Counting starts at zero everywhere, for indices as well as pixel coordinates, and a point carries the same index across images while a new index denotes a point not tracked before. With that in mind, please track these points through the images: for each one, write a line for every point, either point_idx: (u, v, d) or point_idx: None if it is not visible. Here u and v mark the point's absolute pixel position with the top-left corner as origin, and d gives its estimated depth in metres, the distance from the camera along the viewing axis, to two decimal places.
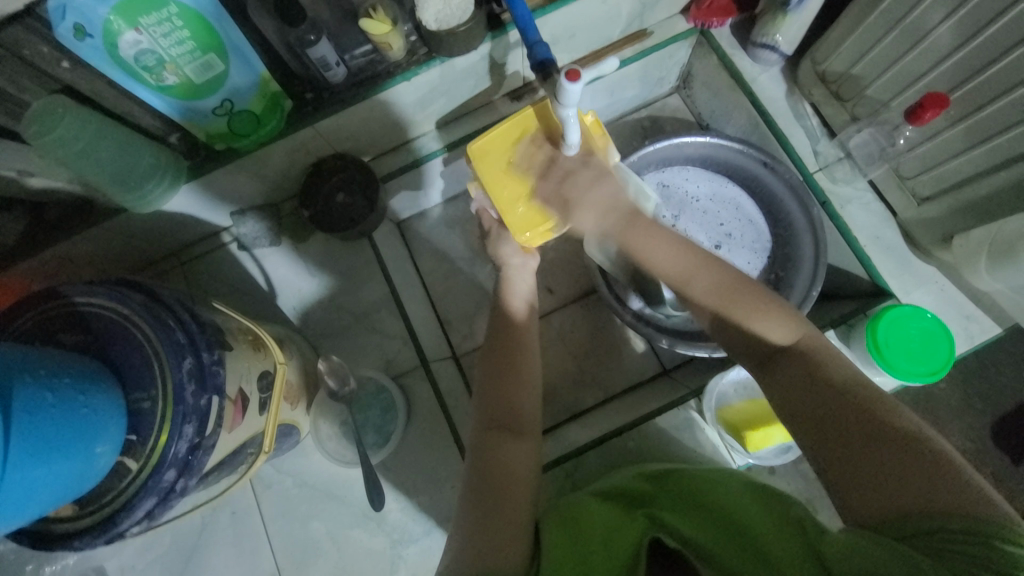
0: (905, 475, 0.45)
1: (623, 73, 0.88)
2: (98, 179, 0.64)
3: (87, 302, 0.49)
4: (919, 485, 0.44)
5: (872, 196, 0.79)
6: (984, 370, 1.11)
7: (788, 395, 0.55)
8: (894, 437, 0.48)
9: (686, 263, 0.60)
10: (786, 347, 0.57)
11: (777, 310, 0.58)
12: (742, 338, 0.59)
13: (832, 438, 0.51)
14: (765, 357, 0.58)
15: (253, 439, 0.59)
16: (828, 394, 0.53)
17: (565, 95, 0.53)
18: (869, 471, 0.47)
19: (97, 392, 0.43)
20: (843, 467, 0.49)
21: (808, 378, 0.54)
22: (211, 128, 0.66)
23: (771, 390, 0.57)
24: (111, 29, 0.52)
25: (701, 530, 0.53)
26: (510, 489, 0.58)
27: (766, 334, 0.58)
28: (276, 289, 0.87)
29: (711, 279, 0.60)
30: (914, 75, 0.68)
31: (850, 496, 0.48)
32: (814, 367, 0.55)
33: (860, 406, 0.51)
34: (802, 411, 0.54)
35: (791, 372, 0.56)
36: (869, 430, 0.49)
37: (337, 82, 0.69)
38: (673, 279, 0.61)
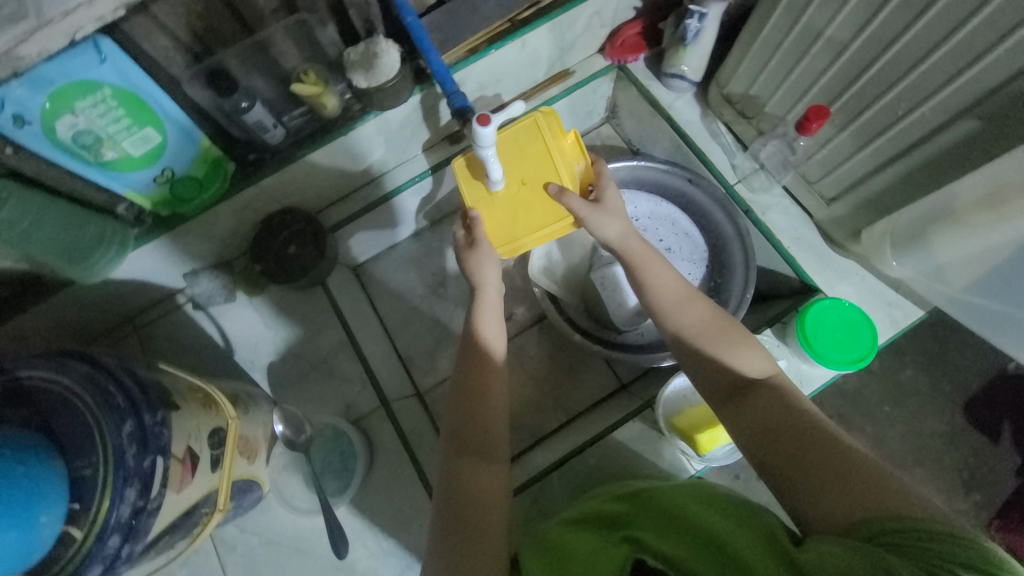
0: (862, 485, 0.46)
1: (551, 110, 0.95)
2: (46, 255, 0.66)
3: (31, 375, 0.50)
4: (875, 494, 0.45)
5: (788, 200, 0.85)
6: (932, 356, 1.16)
7: (751, 419, 0.57)
8: (845, 455, 0.49)
9: (674, 291, 0.67)
10: (755, 380, 0.59)
11: (752, 344, 0.62)
12: (715, 372, 0.62)
13: (789, 460, 0.51)
14: (735, 389, 0.60)
15: (207, 498, 0.59)
16: (787, 421, 0.54)
17: (479, 137, 0.59)
18: (829, 485, 0.48)
19: (35, 461, 0.44)
20: (805, 484, 0.49)
21: (771, 407, 0.56)
22: (152, 196, 0.70)
23: (739, 420, 0.58)
24: (48, 115, 0.55)
25: (673, 544, 0.52)
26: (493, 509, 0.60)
27: (740, 365, 0.61)
28: (234, 344, 0.87)
29: (699, 310, 0.66)
30: (801, 91, 0.76)
31: (814, 513, 0.48)
32: (781, 398, 0.57)
33: (815, 425, 0.53)
34: (762, 437, 0.55)
35: (758, 403, 0.57)
36: (823, 450, 0.50)
37: (276, 142, 0.74)
38: (664, 304, 0.67)
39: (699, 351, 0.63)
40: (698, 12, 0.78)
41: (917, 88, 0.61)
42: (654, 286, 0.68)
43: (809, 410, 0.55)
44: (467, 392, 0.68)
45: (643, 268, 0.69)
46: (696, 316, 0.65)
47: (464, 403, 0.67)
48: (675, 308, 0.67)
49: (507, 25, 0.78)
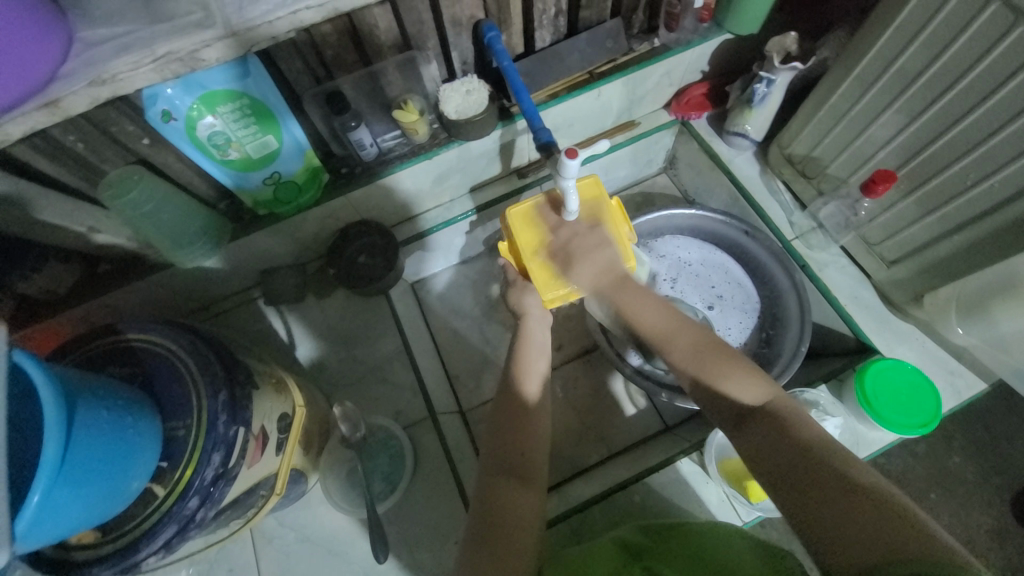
0: (874, 521, 0.41)
1: (615, 155, 1.01)
2: (156, 237, 0.73)
3: (139, 338, 0.55)
4: (886, 530, 0.40)
5: (847, 260, 0.88)
6: (994, 440, 1.10)
7: (761, 452, 0.51)
8: (857, 486, 0.44)
9: (668, 322, 0.64)
10: (757, 408, 0.55)
11: (746, 373, 0.57)
12: (716, 400, 0.58)
13: (794, 492, 0.47)
14: (735, 418, 0.56)
15: (267, 480, 0.61)
16: (794, 449, 0.50)
17: (565, 169, 0.63)
18: (848, 524, 0.42)
19: (141, 416, 0.48)
20: (818, 519, 0.44)
21: (777, 435, 0.51)
22: (258, 195, 0.77)
23: (741, 451, 0.54)
24: (192, 115, 0.63)
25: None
26: (525, 528, 0.58)
27: (739, 396, 0.57)
28: (295, 341, 0.92)
29: (689, 340, 0.62)
30: (865, 155, 0.79)
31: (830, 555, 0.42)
32: (783, 424, 0.52)
33: (824, 456, 0.48)
34: (766, 467, 0.51)
35: (759, 431, 0.53)
36: (831, 482, 0.45)
37: (369, 159, 0.81)
38: (655, 335, 0.64)
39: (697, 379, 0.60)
40: (766, 78, 0.83)
41: (985, 161, 0.64)
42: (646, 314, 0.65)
43: (821, 439, 0.50)
44: (509, 413, 0.68)
45: (632, 295, 0.65)
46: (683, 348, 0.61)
47: (511, 421, 0.67)
48: (665, 337, 0.63)
49: (586, 75, 0.85)
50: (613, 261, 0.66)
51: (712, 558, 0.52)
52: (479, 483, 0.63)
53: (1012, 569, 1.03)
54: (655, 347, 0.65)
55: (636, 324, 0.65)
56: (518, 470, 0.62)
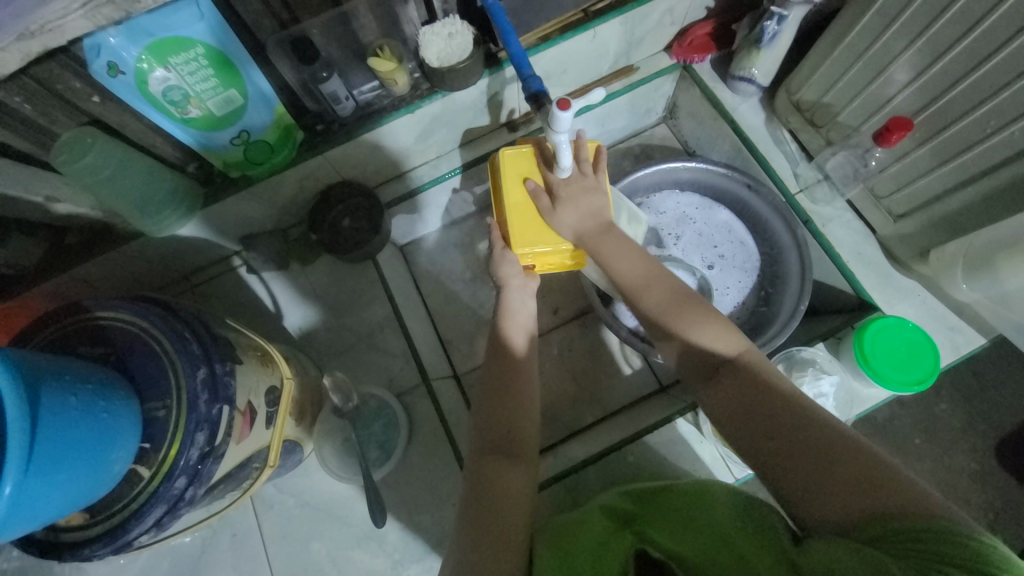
0: (849, 472, 0.44)
1: (611, 105, 0.95)
2: (121, 205, 0.68)
3: (109, 317, 0.52)
4: (862, 480, 0.43)
5: (850, 214, 0.84)
6: (984, 388, 1.11)
7: (740, 411, 0.53)
8: (827, 433, 0.47)
9: (640, 274, 0.64)
10: (729, 362, 0.56)
11: (717, 319, 0.59)
12: (689, 353, 0.59)
13: (776, 458, 0.48)
14: (705, 376, 0.57)
15: (259, 453, 0.61)
16: (768, 407, 0.51)
17: (557, 121, 0.58)
18: (821, 474, 0.45)
19: (116, 400, 0.46)
20: (795, 472, 0.47)
21: (754, 393, 0.53)
22: (228, 157, 0.71)
23: (721, 406, 0.55)
24: (142, 67, 0.56)
25: (679, 540, 0.51)
26: (510, 525, 0.55)
27: (712, 347, 0.58)
28: (281, 310, 0.89)
29: (661, 293, 0.63)
30: (880, 101, 0.74)
31: (810, 506, 0.45)
32: (756, 379, 0.54)
33: (800, 412, 0.50)
34: (752, 427, 0.51)
35: (733, 390, 0.54)
36: (805, 436, 0.48)
37: (345, 114, 0.75)
38: (631, 288, 0.64)
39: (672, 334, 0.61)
40: (777, 14, 0.76)
41: (1010, 106, 0.59)
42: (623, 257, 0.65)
43: (791, 390, 0.52)
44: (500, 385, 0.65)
45: (595, 253, 0.65)
46: (659, 297, 0.63)
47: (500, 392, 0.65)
48: (637, 291, 0.64)
49: (580, 15, 0.77)
50: (600, 209, 0.67)
51: (696, 511, 0.54)
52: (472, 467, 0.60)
53: (990, 509, 1.08)
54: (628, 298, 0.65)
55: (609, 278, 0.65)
56: (505, 447, 0.60)
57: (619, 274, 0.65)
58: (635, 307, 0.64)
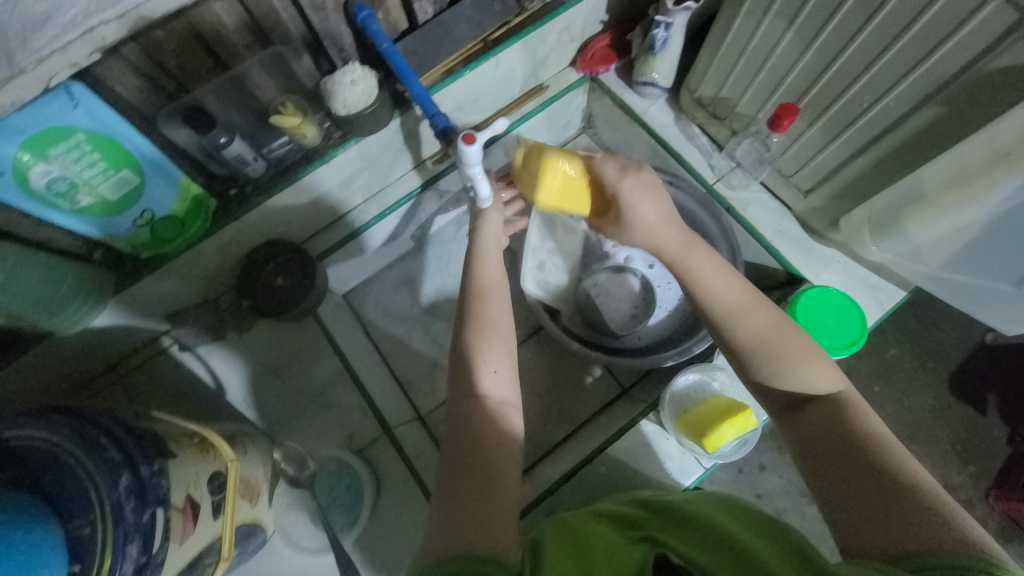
0: (911, 514, 0.45)
1: (529, 124, 0.96)
2: (23, 309, 0.63)
3: (8, 439, 0.47)
4: (918, 524, 0.44)
5: (767, 195, 0.88)
6: (919, 333, 1.19)
7: (818, 439, 0.53)
8: (902, 478, 0.47)
9: (735, 299, 0.63)
10: (816, 398, 0.56)
11: (818, 360, 0.58)
12: (780, 385, 0.58)
13: (843, 487, 0.49)
14: (791, 403, 0.58)
15: (210, 547, 0.57)
16: (846, 442, 0.52)
17: (467, 156, 0.60)
18: (883, 513, 0.46)
19: (29, 527, 0.40)
20: (855, 504, 0.48)
21: (834, 427, 0.53)
22: (134, 240, 0.68)
23: (798, 432, 0.55)
24: (20, 165, 0.53)
25: (689, 544, 0.51)
26: (503, 507, 0.53)
27: (811, 380, 0.57)
28: (224, 385, 0.85)
29: (760, 319, 0.62)
30: (769, 89, 0.79)
31: (858, 535, 0.46)
32: (846, 416, 0.54)
33: (875, 454, 0.50)
34: (822, 457, 0.52)
35: (817, 419, 0.55)
36: (882, 476, 0.48)
37: (258, 175, 0.73)
38: (724, 313, 0.63)
39: (762, 362, 0.59)
40: (664, 22, 0.80)
41: (879, 80, 0.64)
42: (718, 290, 0.65)
43: (878, 433, 0.52)
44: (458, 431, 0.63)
45: (682, 269, 0.67)
46: (755, 325, 0.61)
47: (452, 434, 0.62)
48: (733, 317, 0.62)
49: (479, 45, 0.79)
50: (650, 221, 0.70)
51: (699, 516, 0.54)
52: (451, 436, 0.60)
53: (948, 445, 1.14)
54: (712, 322, 0.64)
55: (696, 301, 0.65)
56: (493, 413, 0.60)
57: (717, 293, 0.64)
58: (720, 331, 0.63)
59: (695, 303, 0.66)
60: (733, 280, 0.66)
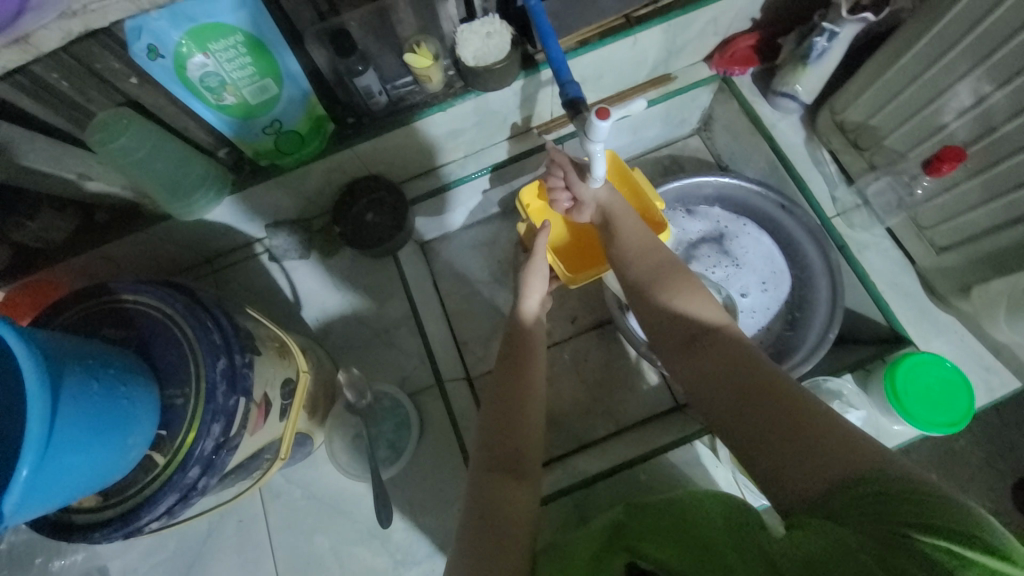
0: (815, 446, 0.44)
1: (647, 114, 0.92)
2: (153, 187, 0.68)
3: (133, 300, 0.52)
4: (831, 455, 0.42)
5: (889, 242, 0.80)
6: (1015, 433, 1.06)
7: (710, 382, 0.52)
8: (800, 412, 0.46)
9: (644, 242, 0.65)
10: (705, 330, 0.56)
11: (697, 293, 0.58)
12: (669, 322, 0.58)
13: (751, 434, 0.47)
14: (685, 341, 0.56)
15: (270, 445, 0.60)
16: (739, 385, 0.50)
17: (596, 131, 0.57)
18: (798, 451, 0.44)
19: (135, 384, 0.45)
20: (768, 448, 0.46)
21: (719, 365, 0.53)
22: (259, 146, 0.71)
23: (687, 372, 0.55)
24: (181, 52, 0.57)
25: (672, 558, 0.45)
26: (510, 557, 0.51)
27: (691, 313, 0.57)
28: (301, 300, 0.89)
29: (654, 260, 0.63)
30: (931, 128, 0.71)
31: (780, 482, 0.44)
32: (730, 348, 0.54)
33: (764, 389, 0.49)
34: (722, 403, 0.50)
35: (711, 357, 0.54)
36: (774, 413, 0.47)
37: (377, 109, 0.74)
38: (628, 256, 0.64)
39: (653, 302, 0.60)
40: (829, 30, 0.74)
41: None
42: (633, 236, 0.66)
43: (759, 364, 0.51)
44: (506, 406, 0.62)
45: (613, 224, 0.68)
46: (650, 266, 0.62)
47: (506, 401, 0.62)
48: (629, 262, 0.64)
49: (622, 21, 0.75)
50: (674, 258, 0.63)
51: (688, 522, 0.48)
52: (472, 482, 0.57)
53: None
54: (620, 267, 0.65)
55: (610, 247, 0.67)
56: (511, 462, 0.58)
57: (627, 240, 0.65)
58: (624, 274, 0.65)
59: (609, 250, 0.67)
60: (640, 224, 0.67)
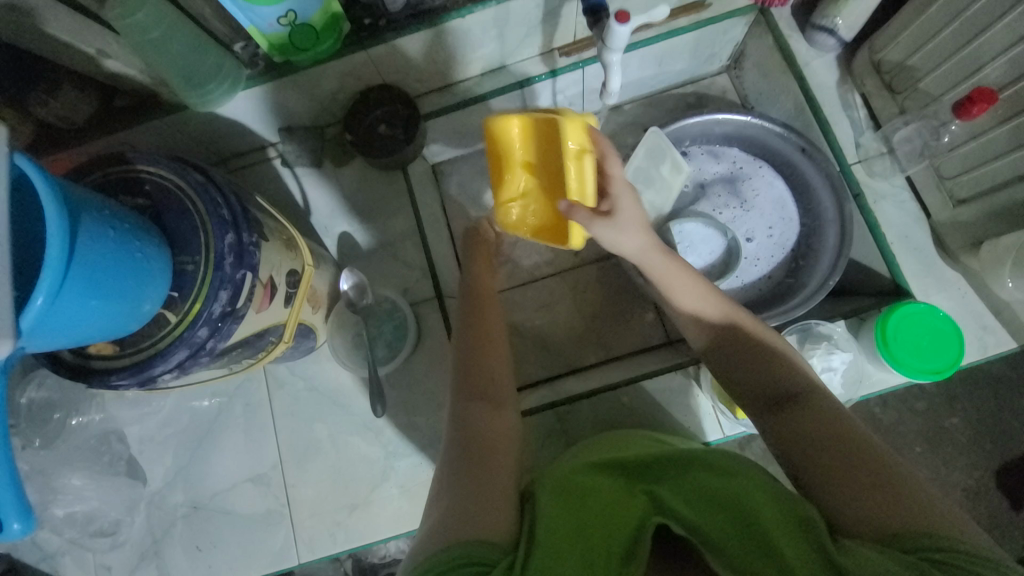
0: (893, 497, 0.45)
1: (674, 43, 0.86)
2: (167, 72, 0.67)
3: (148, 171, 0.54)
4: (911, 508, 0.44)
5: (908, 194, 0.78)
6: (1001, 411, 1.06)
7: (806, 427, 0.52)
8: (887, 462, 0.48)
9: (719, 306, 0.62)
10: (802, 393, 0.55)
11: (791, 363, 0.58)
12: (756, 385, 0.58)
13: (832, 469, 0.48)
14: (773, 400, 0.56)
15: (276, 328, 0.64)
16: (839, 433, 0.50)
17: (612, 36, 0.56)
18: (882, 493, 0.45)
19: (149, 244, 0.48)
20: (849, 485, 0.47)
21: (822, 421, 0.52)
22: (271, 36, 0.69)
23: (779, 432, 0.54)
24: None
25: (707, 520, 0.48)
26: (501, 465, 0.53)
27: (787, 377, 0.56)
28: (311, 208, 0.91)
29: (735, 328, 0.61)
30: (970, 69, 0.68)
31: (852, 514, 0.46)
32: (836, 410, 0.53)
33: (847, 433, 0.50)
34: (807, 443, 0.51)
35: (805, 417, 0.53)
36: (862, 457, 0.48)
37: (395, 10, 0.71)
38: (698, 322, 0.62)
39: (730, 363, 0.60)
40: None
41: None
42: (693, 295, 0.63)
43: (857, 421, 0.52)
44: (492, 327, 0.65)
45: (673, 275, 0.63)
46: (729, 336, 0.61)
47: None
48: (705, 323, 0.62)
49: None
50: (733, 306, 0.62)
51: (715, 486, 0.51)
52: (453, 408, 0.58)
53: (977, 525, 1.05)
54: (694, 328, 0.63)
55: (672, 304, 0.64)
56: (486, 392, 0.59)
57: (702, 299, 0.62)
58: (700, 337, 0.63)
59: (670, 307, 0.64)
60: (713, 294, 0.63)
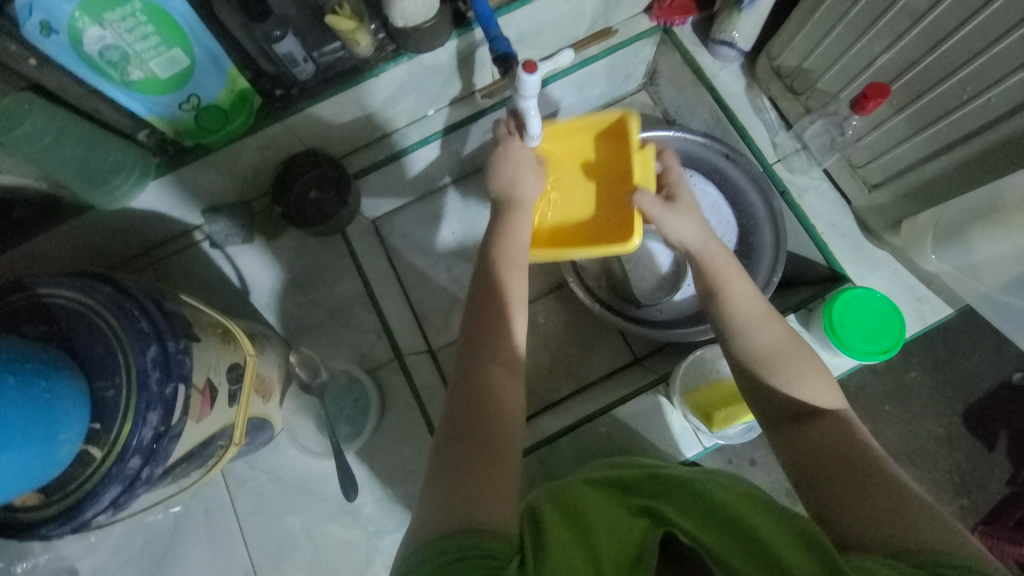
0: (897, 511, 0.46)
1: (589, 71, 0.89)
2: (65, 175, 0.64)
3: (51, 295, 0.49)
4: (913, 523, 0.45)
5: (827, 184, 0.84)
6: (953, 359, 1.12)
7: (815, 446, 0.53)
8: (886, 478, 0.49)
9: (754, 307, 0.62)
10: (820, 411, 0.56)
11: (823, 377, 0.58)
12: (777, 397, 0.57)
13: (834, 486, 0.50)
14: (792, 413, 0.56)
15: (224, 430, 0.60)
16: (843, 451, 0.52)
17: (523, 86, 0.56)
18: (884, 509, 0.46)
19: (58, 377, 0.44)
20: (852, 501, 0.48)
21: (832, 438, 0.53)
22: (178, 123, 0.65)
23: (789, 446, 0.55)
24: (75, 26, 0.51)
25: (707, 531, 0.48)
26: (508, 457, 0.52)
27: (809, 397, 0.56)
28: (248, 285, 0.89)
29: (778, 332, 0.61)
30: (858, 66, 0.73)
31: (856, 529, 0.46)
32: (851, 434, 0.53)
33: (852, 451, 0.52)
34: (812, 459, 0.52)
35: (823, 436, 0.53)
36: (865, 474, 0.49)
37: (306, 78, 0.69)
38: (739, 321, 0.61)
39: (771, 376, 0.58)
40: None
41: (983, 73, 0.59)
42: (739, 292, 0.63)
43: (865, 441, 0.53)
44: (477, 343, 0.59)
45: (714, 279, 0.64)
46: (771, 337, 0.60)
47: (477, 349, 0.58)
48: (741, 329, 0.61)
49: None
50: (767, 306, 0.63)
51: (712, 500, 0.52)
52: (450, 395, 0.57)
53: (954, 472, 1.09)
54: (731, 328, 0.62)
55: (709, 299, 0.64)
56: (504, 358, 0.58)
57: (738, 299, 0.62)
58: (737, 341, 0.61)
59: (713, 303, 0.64)
60: (751, 292, 0.64)
